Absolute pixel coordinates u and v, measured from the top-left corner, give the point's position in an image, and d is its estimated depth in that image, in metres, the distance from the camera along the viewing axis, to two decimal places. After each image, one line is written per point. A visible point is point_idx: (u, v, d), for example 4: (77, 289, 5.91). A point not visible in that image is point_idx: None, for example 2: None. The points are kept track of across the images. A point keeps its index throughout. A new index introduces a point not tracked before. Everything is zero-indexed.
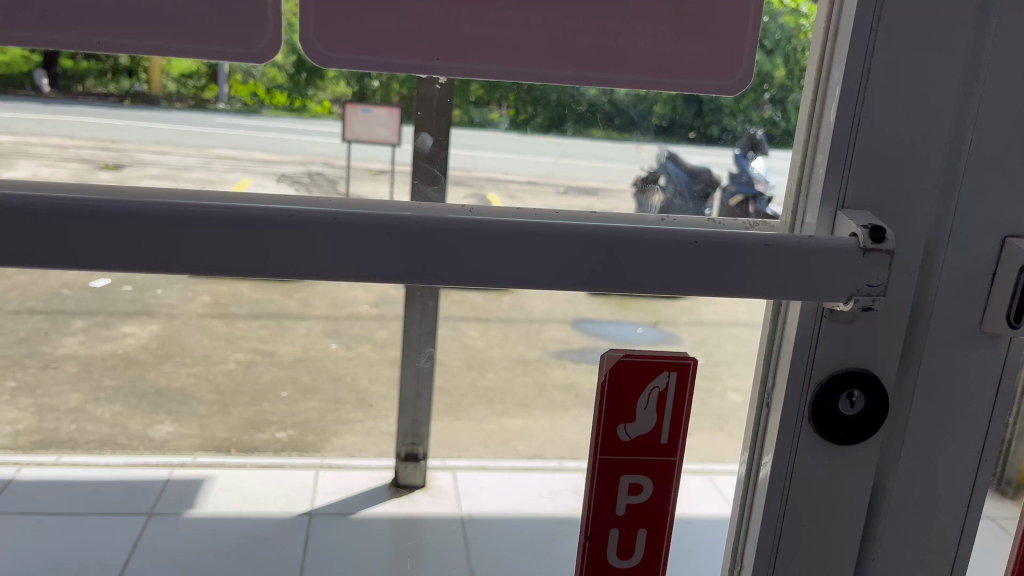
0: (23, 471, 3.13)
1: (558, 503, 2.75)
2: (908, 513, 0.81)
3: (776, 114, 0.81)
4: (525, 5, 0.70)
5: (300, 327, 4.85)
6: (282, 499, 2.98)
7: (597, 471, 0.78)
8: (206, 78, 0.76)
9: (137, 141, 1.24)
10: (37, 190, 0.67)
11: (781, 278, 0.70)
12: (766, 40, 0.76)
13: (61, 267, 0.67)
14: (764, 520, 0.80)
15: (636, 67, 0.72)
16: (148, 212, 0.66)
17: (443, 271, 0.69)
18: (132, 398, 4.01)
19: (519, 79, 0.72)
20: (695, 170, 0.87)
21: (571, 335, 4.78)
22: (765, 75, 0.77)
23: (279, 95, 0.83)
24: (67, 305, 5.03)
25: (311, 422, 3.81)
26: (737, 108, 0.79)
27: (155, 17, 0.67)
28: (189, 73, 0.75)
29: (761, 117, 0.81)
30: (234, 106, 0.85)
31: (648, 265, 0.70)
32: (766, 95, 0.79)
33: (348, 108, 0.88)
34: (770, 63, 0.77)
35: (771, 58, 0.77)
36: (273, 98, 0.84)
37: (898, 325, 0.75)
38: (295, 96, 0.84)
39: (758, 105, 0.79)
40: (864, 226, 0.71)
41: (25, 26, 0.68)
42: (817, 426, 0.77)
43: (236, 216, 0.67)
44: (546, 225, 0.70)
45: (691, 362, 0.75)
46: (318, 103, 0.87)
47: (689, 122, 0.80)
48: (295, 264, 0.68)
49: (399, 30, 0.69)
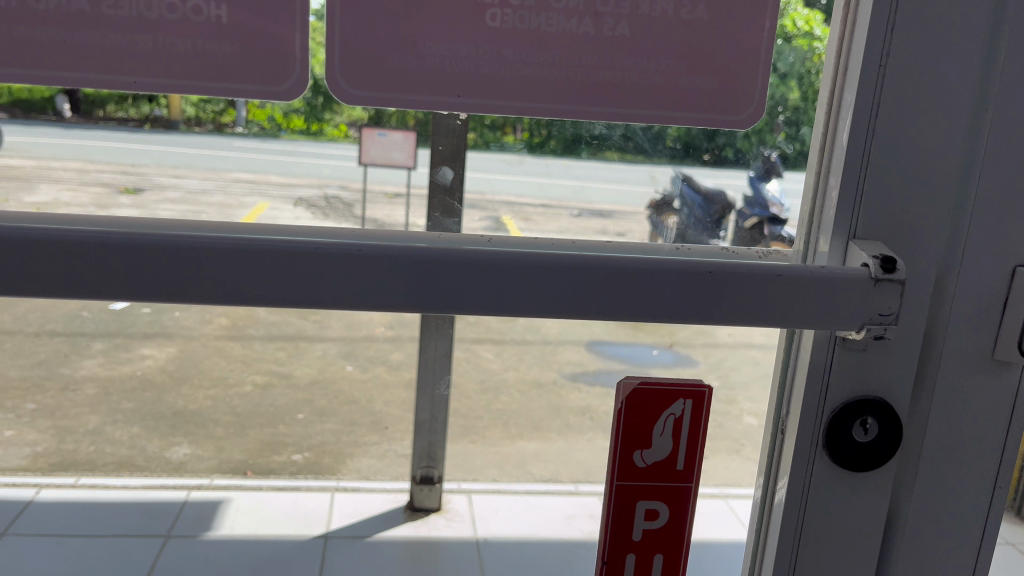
0: (43, 493, 3.16)
1: (574, 527, 2.77)
2: (923, 539, 0.81)
3: (789, 137, 0.80)
4: (542, 44, 0.72)
5: (317, 349, 4.88)
6: (298, 523, 2.98)
7: (614, 497, 0.79)
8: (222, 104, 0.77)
9: (157, 167, 1.25)
10: (72, 224, 0.69)
11: (793, 306, 0.72)
12: (780, 65, 0.76)
13: (94, 297, 0.69)
14: (779, 546, 0.81)
15: (650, 103, 0.75)
16: (179, 245, 0.69)
17: (462, 300, 0.71)
18: (150, 420, 4.04)
19: (536, 115, 0.74)
20: (710, 194, 0.81)
21: (586, 357, 4.78)
22: (779, 99, 0.78)
23: (291, 120, 0.82)
24: (86, 327, 5.07)
25: (327, 445, 3.82)
26: (752, 132, 0.78)
27: (188, 58, 0.70)
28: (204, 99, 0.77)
29: (776, 140, 0.80)
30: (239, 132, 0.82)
31: (663, 294, 0.72)
32: (779, 118, 0.79)
33: (357, 131, 0.85)
34: (783, 89, 0.77)
35: (784, 84, 0.77)
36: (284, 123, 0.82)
37: (910, 353, 0.76)
38: None
39: (772, 129, 0.79)
40: (875, 256, 0.73)
41: (56, 66, 0.69)
42: (831, 453, 0.78)
43: (262, 248, 0.69)
44: (563, 256, 0.72)
45: (707, 389, 0.76)
46: (328, 128, 0.84)
47: (703, 144, 0.78)
48: (319, 294, 0.70)
49: (420, 69, 0.72)
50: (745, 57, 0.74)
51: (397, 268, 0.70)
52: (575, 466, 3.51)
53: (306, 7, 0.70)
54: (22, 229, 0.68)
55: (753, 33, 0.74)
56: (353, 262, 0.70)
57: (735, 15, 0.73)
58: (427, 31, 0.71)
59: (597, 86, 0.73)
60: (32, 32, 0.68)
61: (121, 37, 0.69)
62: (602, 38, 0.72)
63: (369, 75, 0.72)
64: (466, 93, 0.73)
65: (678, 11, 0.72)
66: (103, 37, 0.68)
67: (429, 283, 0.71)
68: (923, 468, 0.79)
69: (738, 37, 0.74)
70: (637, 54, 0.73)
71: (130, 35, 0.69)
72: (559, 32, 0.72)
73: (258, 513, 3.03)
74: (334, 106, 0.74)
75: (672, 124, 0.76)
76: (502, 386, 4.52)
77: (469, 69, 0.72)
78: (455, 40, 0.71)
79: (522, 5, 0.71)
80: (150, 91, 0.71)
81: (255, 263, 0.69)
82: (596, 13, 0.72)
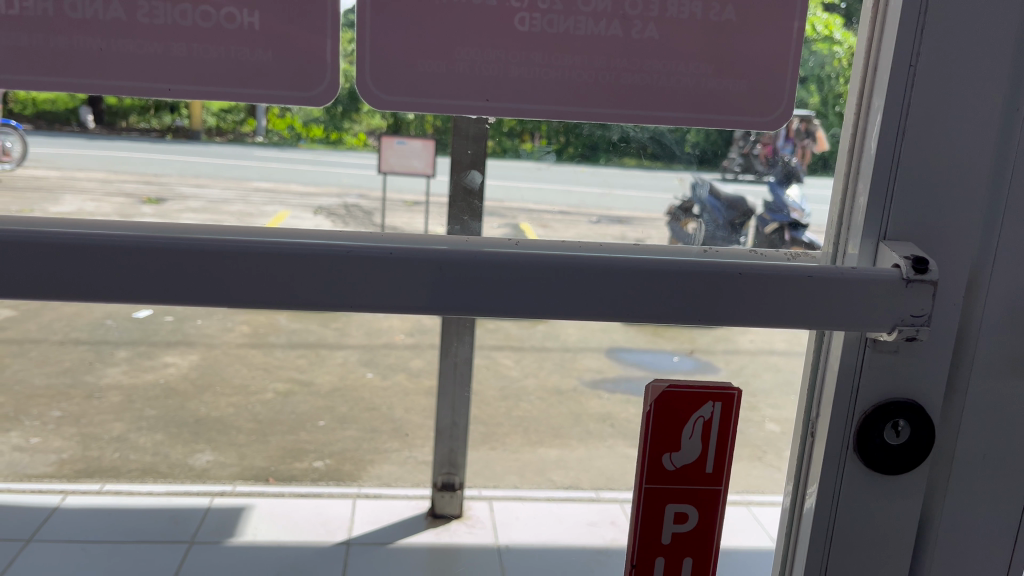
0: (68, 499, 3.19)
1: (597, 534, 2.80)
2: (957, 540, 0.80)
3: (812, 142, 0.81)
4: (571, 47, 0.72)
5: (338, 356, 4.90)
6: (320, 529, 3.00)
7: (643, 500, 0.79)
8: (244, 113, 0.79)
9: (180, 176, 1.24)
10: (107, 230, 0.70)
11: (823, 307, 0.72)
12: (803, 71, 0.76)
13: (128, 300, 0.70)
14: (810, 549, 0.81)
15: (679, 105, 0.75)
16: (212, 248, 0.70)
17: (491, 302, 0.72)
18: (173, 427, 4.07)
19: (565, 118, 0.75)
20: (731, 199, 0.87)
21: (606, 364, 4.77)
22: (801, 105, 0.78)
23: (316, 129, 0.84)
24: (110, 336, 5.12)
25: (348, 452, 3.84)
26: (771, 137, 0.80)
27: (221, 65, 0.71)
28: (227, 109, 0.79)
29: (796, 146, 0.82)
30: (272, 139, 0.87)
31: (693, 295, 0.72)
32: (799, 123, 0.79)
33: (383, 139, 0.89)
34: (805, 92, 0.77)
35: (805, 88, 0.78)
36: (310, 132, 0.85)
37: (945, 356, 0.75)
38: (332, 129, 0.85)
39: (792, 134, 0.80)
40: (906, 257, 0.72)
41: (91, 75, 0.70)
42: (862, 456, 0.77)
43: (293, 253, 0.70)
44: (592, 258, 0.72)
45: (736, 392, 0.76)
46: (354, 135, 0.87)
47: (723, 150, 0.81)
48: (351, 297, 0.71)
49: (449, 74, 0.72)
50: (775, 57, 0.74)
51: (427, 271, 0.71)
52: (596, 473, 3.51)
53: (337, 13, 0.71)
54: (59, 235, 0.69)
55: (781, 34, 0.74)
56: (385, 265, 0.71)
57: (762, 16, 0.73)
58: (457, 36, 0.71)
59: (627, 89, 0.74)
60: (68, 40, 0.69)
61: (157, 46, 0.70)
62: (630, 41, 0.73)
63: (399, 79, 0.72)
64: (495, 96, 0.73)
65: (707, 13, 0.72)
66: (138, 46, 0.70)
67: (459, 286, 0.71)
68: (956, 471, 0.79)
69: (765, 36, 0.74)
70: (665, 56, 0.73)
71: (165, 43, 0.70)
72: (588, 36, 0.72)
73: (280, 520, 3.05)
74: (356, 112, 0.76)
75: (701, 126, 0.76)
76: (522, 394, 4.52)
77: (499, 73, 0.73)
78: (483, 46, 0.72)
79: (551, 9, 0.72)
80: (183, 97, 0.71)
81: (288, 266, 0.70)
82: (624, 16, 0.72)
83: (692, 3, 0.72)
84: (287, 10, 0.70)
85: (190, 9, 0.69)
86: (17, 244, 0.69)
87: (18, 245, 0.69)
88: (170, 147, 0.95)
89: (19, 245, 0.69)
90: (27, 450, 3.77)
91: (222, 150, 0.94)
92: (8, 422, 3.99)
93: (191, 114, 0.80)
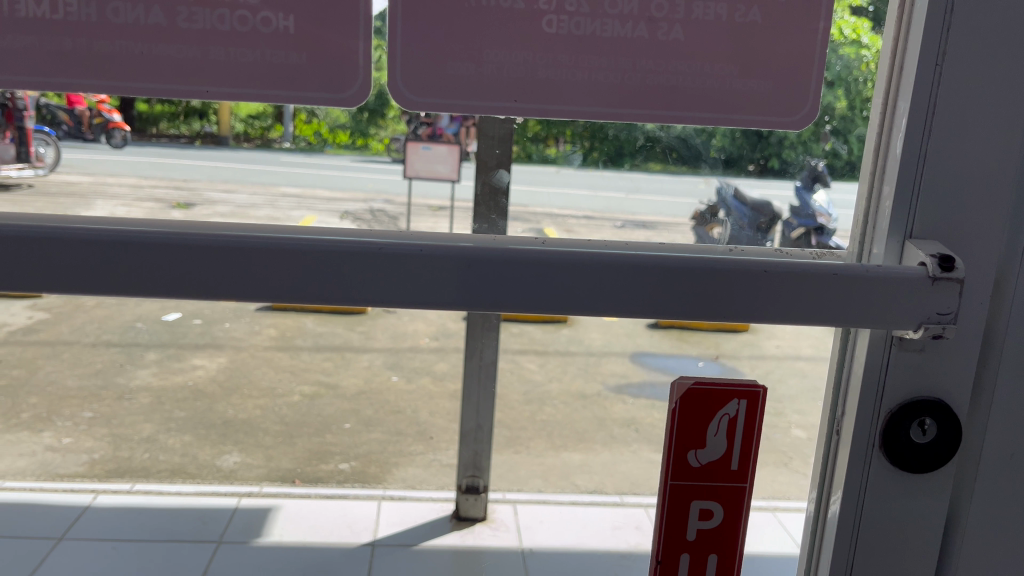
0: (99, 498, 3.24)
1: (620, 538, 2.84)
2: (984, 539, 0.80)
3: (839, 145, 0.83)
4: (598, 49, 0.73)
5: (363, 359, 4.93)
6: (345, 529, 3.02)
7: (668, 496, 0.79)
8: (272, 118, 0.81)
9: (209, 179, 1.27)
10: (146, 228, 0.73)
11: (849, 305, 0.72)
12: (829, 74, 0.77)
13: (166, 294, 0.72)
14: (836, 547, 0.81)
15: (705, 106, 0.75)
16: (247, 246, 0.71)
17: (518, 299, 0.73)
18: (202, 429, 4.12)
19: (592, 120, 0.76)
20: (756, 203, 0.91)
21: (630, 369, 4.76)
22: (827, 108, 0.79)
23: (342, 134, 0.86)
24: (140, 339, 5.19)
25: (373, 454, 3.87)
26: (798, 141, 0.82)
27: (258, 68, 0.73)
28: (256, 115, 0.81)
29: (823, 149, 0.84)
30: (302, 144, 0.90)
31: (720, 293, 0.73)
32: (827, 126, 0.81)
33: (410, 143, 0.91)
34: (832, 96, 0.79)
35: (832, 91, 0.79)
36: (336, 138, 0.87)
37: (971, 353, 0.75)
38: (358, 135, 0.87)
39: (819, 138, 0.82)
40: (932, 255, 0.72)
41: (133, 77, 0.72)
42: (888, 453, 0.77)
43: (325, 250, 0.72)
44: (618, 257, 0.73)
45: (761, 390, 0.76)
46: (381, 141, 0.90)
47: (749, 155, 0.83)
48: (381, 292, 0.72)
49: (478, 75, 0.74)
50: (799, 57, 0.75)
51: (456, 267, 0.72)
52: (620, 478, 3.52)
53: (369, 19, 0.73)
54: (100, 233, 0.71)
55: (807, 35, 0.75)
56: (414, 262, 0.72)
57: (789, 19, 0.74)
58: (485, 38, 0.73)
59: (652, 90, 0.75)
60: (111, 45, 0.72)
61: (195, 49, 0.72)
62: (656, 43, 0.74)
63: (428, 81, 0.74)
64: (523, 97, 0.74)
65: (732, 15, 0.73)
66: (178, 49, 0.72)
67: (486, 283, 0.73)
68: (983, 469, 0.78)
69: (790, 36, 0.74)
70: (691, 56, 0.74)
71: (203, 47, 0.72)
72: (614, 37, 0.73)
73: (306, 521, 3.08)
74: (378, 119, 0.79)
75: (727, 127, 0.77)
76: (546, 397, 4.52)
77: (526, 73, 0.74)
78: (511, 48, 0.73)
79: (578, 11, 0.73)
80: (220, 99, 0.74)
81: (320, 264, 0.72)
82: (651, 18, 0.73)
83: (717, 5, 0.73)
84: (322, 14, 0.72)
85: (228, 14, 0.72)
86: (61, 240, 0.71)
87: (60, 241, 0.71)
88: (196, 152, 0.98)
89: (62, 241, 0.71)
90: (59, 450, 3.84)
91: (249, 154, 0.98)
92: (42, 422, 4.07)
93: (221, 120, 0.82)
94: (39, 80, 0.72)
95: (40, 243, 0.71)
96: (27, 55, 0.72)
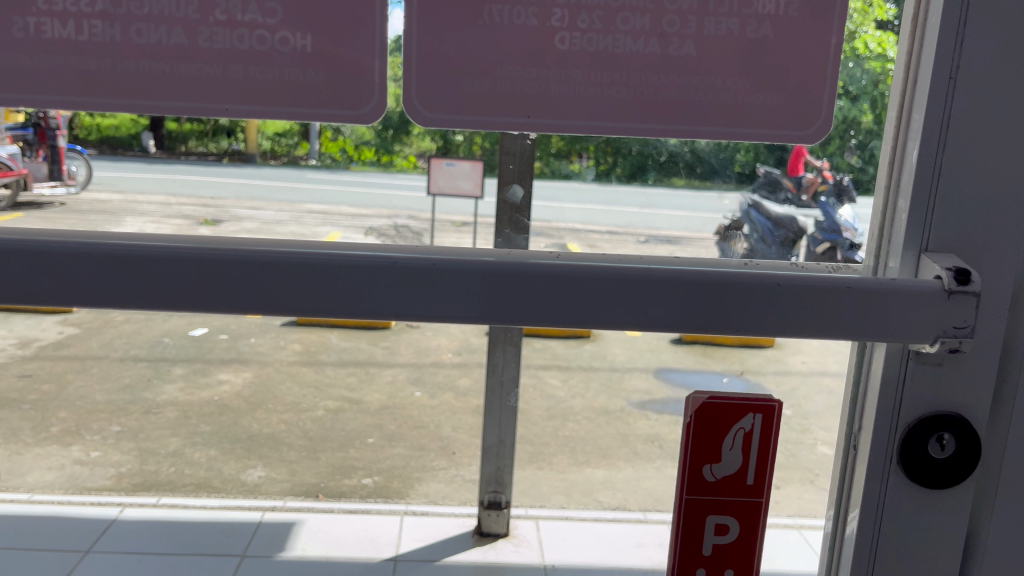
0: (126, 511, 3.29)
1: (642, 555, 2.84)
2: (1007, 556, 0.79)
3: (861, 160, 0.83)
4: (611, 64, 0.74)
5: (386, 374, 4.96)
6: (368, 545, 3.02)
7: (683, 510, 0.79)
8: (298, 137, 0.83)
9: (236, 198, 1.29)
10: (169, 241, 0.74)
11: (866, 318, 0.72)
12: (851, 88, 0.79)
13: (187, 307, 0.74)
14: (853, 564, 0.80)
15: (718, 120, 0.75)
16: (266, 259, 0.73)
17: (532, 312, 0.74)
18: (227, 443, 4.15)
19: (605, 134, 0.76)
20: (784, 219, 0.96)
21: (654, 385, 4.74)
22: (851, 121, 0.81)
23: (366, 150, 0.86)
24: (167, 354, 5.25)
25: (396, 469, 3.88)
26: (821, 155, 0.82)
27: (277, 86, 0.74)
28: (282, 132, 0.83)
29: (846, 164, 0.84)
30: (325, 161, 0.91)
31: (736, 306, 0.73)
32: (852, 141, 0.82)
33: (432, 162, 0.94)
34: (855, 109, 0.80)
35: (856, 104, 0.80)
36: (361, 153, 0.87)
37: (989, 367, 0.74)
38: (382, 152, 0.87)
39: (843, 151, 0.83)
40: (948, 268, 0.72)
41: (157, 97, 0.74)
42: (906, 469, 0.77)
43: (344, 264, 0.73)
44: (631, 270, 0.73)
45: (776, 405, 0.76)
46: (406, 159, 0.94)
47: (773, 170, 0.84)
48: (395, 306, 0.73)
49: (491, 91, 0.75)
50: (813, 69, 0.75)
51: (470, 280, 0.73)
52: (644, 495, 3.50)
53: (385, 38, 0.74)
54: (123, 248, 0.73)
55: (819, 48, 0.75)
56: (430, 277, 0.73)
57: (800, 34, 0.74)
58: (498, 54, 0.74)
59: (666, 105, 0.75)
60: (134, 64, 0.73)
61: (216, 68, 0.74)
62: (669, 58, 0.74)
63: (442, 98, 0.75)
64: (535, 113, 0.75)
65: (744, 30, 0.74)
66: (200, 68, 0.74)
67: (502, 295, 0.73)
68: (1003, 486, 0.77)
69: (804, 50, 0.75)
70: (703, 72, 0.74)
71: (224, 66, 0.74)
72: (627, 53, 0.74)
73: (329, 535, 3.10)
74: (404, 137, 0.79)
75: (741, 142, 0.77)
76: (570, 412, 4.51)
77: (541, 89, 0.75)
78: (525, 64, 0.74)
79: (590, 28, 0.74)
80: (240, 117, 0.75)
81: (336, 278, 0.73)
82: (663, 34, 0.74)
83: (729, 20, 0.73)
84: (339, 32, 0.74)
85: (247, 33, 0.73)
86: (86, 254, 0.73)
87: (86, 253, 0.73)
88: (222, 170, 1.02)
89: (87, 256, 0.73)
90: (86, 463, 3.90)
91: (275, 176, 1.01)
92: (71, 435, 4.13)
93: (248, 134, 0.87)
94: (64, 100, 0.74)
95: (66, 257, 0.73)
96: (53, 76, 0.74)
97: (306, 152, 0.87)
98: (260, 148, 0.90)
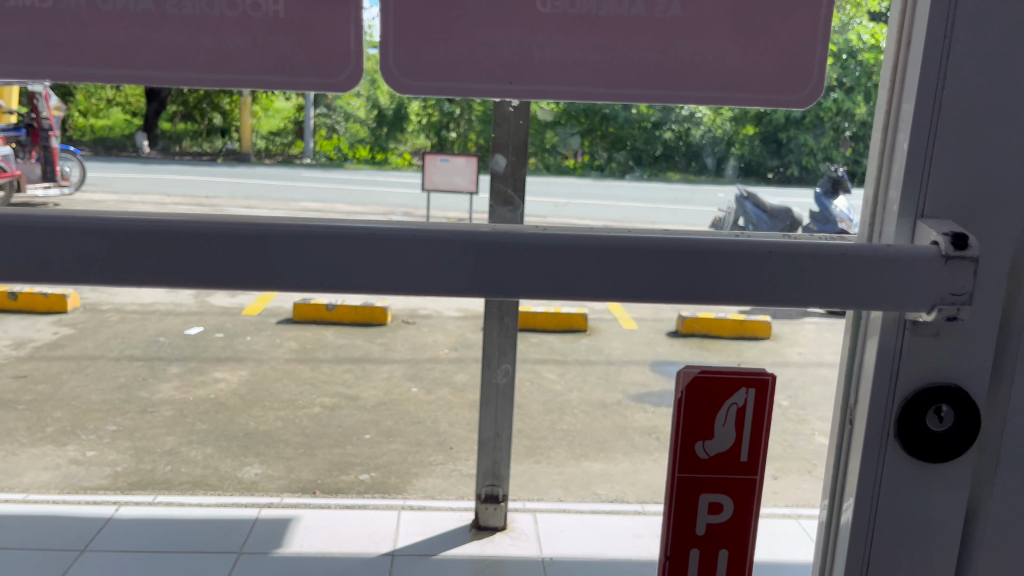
0: (122, 509, 3.26)
1: (641, 546, 2.82)
2: (1008, 531, 0.77)
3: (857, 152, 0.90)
4: (594, 26, 0.72)
5: (383, 370, 4.94)
6: (366, 540, 2.99)
7: (676, 488, 0.77)
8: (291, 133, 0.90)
9: (231, 196, 1.28)
10: (141, 215, 0.71)
11: (860, 285, 0.70)
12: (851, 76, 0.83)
13: (161, 285, 0.71)
14: (851, 543, 0.78)
15: (706, 85, 0.73)
16: (243, 233, 0.70)
17: (516, 284, 0.71)
18: (224, 440, 4.12)
19: (590, 101, 0.74)
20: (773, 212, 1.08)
21: (651, 378, 4.72)
22: (848, 113, 0.85)
23: (362, 150, 0.95)
24: (164, 352, 5.22)
25: (393, 465, 3.85)
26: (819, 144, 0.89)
27: (250, 54, 0.72)
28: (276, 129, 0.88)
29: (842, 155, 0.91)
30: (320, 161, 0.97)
31: (725, 276, 0.71)
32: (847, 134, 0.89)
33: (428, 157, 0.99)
34: (855, 101, 0.85)
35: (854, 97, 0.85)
36: (356, 153, 0.95)
37: (988, 337, 0.72)
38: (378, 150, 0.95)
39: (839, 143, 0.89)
40: (945, 234, 0.70)
41: (123, 66, 0.72)
42: (903, 443, 0.75)
43: (325, 237, 0.71)
44: (617, 239, 0.71)
45: (770, 378, 0.74)
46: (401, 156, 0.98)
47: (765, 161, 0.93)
48: (377, 280, 0.71)
49: (471, 57, 0.73)
50: (802, 32, 0.73)
51: (452, 252, 0.71)
52: (642, 487, 3.49)
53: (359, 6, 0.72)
54: (95, 223, 0.70)
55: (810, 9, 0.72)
56: (411, 249, 0.71)
57: None
58: (477, 19, 0.72)
59: (652, 69, 0.73)
60: (102, 33, 0.71)
61: (185, 36, 0.71)
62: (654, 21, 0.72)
63: (421, 66, 0.73)
64: (516, 79, 0.73)
65: None
66: (168, 36, 0.71)
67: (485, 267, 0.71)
68: (1004, 460, 0.75)
69: (795, 14, 0.72)
70: (690, 34, 0.72)
71: (194, 34, 0.71)
72: (610, 16, 0.72)
73: (326, 530, 3.08)
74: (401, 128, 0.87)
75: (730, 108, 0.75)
76: (567, 406, 4.35)
77: (520, 58, 0.73)
78: (505, 29, 0.72)
79: None
80: (212, 86, 0.73)
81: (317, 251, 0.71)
82: None
83: None
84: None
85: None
86: (57, 231, 0.70)
87: (61, 232, 0.70)
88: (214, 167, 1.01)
89: (61, 232, 0.70)
90: (82, 463, 3.88)
91: (268, 176, 1.02)
92: (67, 435, 4.10)
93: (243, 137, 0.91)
94: (30, 71, 0.72)
95: (38, 232, 0.70)
96: (18, 47, 0.71)
97: (301, 151, 0.96)
98: (255, 149, 0.96)
